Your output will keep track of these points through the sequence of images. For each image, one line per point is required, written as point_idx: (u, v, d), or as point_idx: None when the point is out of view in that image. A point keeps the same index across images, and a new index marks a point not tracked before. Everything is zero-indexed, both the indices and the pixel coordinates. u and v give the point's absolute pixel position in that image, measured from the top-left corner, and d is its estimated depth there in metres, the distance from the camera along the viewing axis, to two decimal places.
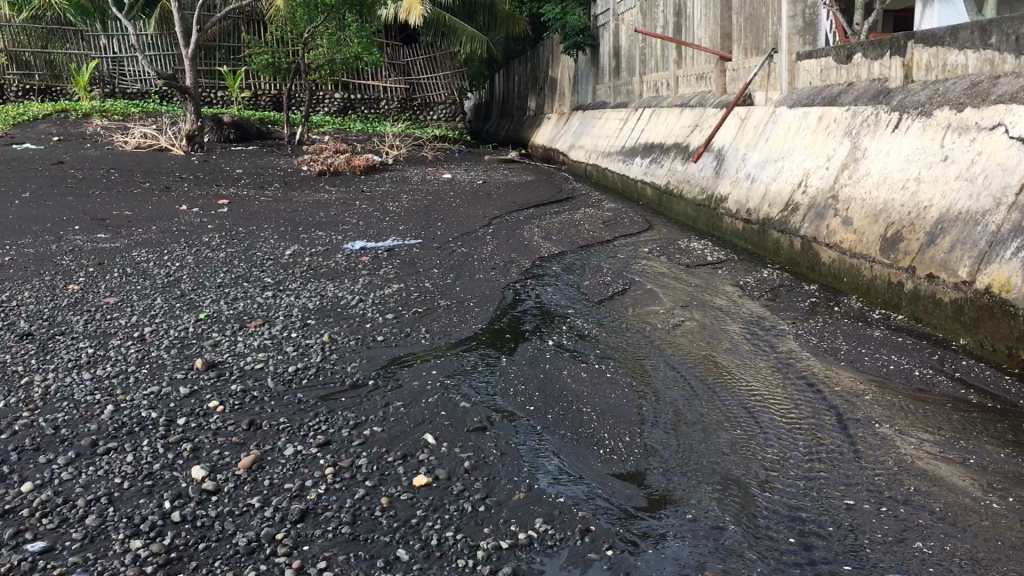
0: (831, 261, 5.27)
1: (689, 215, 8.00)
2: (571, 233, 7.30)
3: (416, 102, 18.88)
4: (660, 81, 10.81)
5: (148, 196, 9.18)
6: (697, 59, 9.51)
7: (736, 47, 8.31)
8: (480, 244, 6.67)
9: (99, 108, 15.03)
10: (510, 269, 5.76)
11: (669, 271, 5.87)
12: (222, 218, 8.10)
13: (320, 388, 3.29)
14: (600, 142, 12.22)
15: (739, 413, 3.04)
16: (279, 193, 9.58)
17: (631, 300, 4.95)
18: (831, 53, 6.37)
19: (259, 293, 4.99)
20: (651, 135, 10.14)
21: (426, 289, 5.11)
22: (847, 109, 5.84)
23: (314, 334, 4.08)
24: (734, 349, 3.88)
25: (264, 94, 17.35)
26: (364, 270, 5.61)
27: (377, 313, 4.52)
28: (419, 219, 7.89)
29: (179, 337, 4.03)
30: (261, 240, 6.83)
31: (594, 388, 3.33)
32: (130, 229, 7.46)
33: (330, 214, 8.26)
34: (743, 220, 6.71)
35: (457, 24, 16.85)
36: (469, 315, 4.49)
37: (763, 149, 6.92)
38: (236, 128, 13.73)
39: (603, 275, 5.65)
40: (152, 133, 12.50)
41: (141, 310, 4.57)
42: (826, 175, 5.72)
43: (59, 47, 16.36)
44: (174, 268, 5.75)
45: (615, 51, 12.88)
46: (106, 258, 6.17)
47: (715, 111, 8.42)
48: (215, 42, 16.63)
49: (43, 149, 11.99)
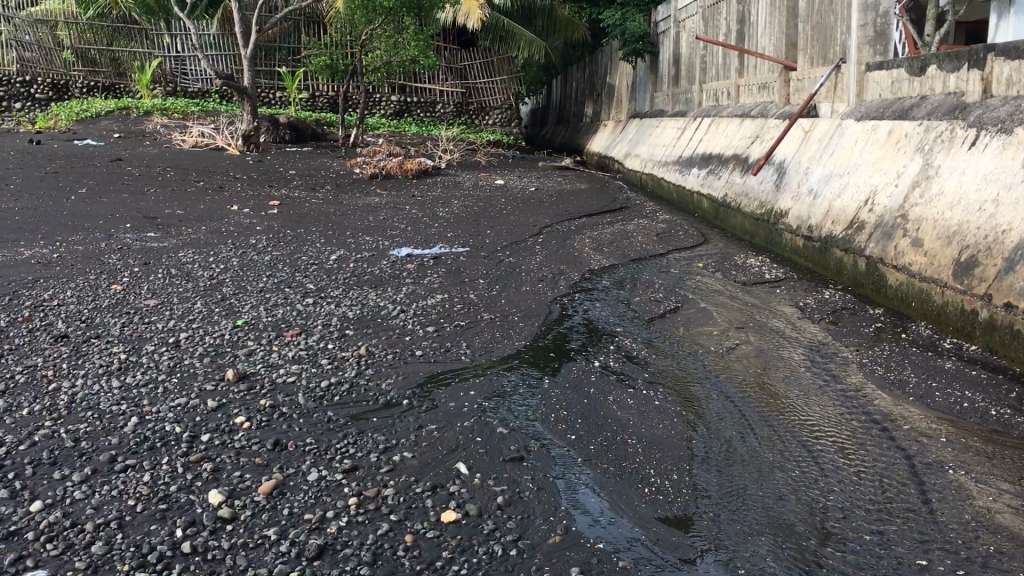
0: (897, 284, 4.99)
1: (747, 229, 7.73)
2: (622, 245, 7.09)
3: (472, 106, 18.80)
4: (721, 90, 10.53)
5: (201, 195, 9.19)
6: (761, 68, 9.21)
7: (801, 57, 8.01)
8: (529, 254, 6.49)
9: (160, 106, 15.21)
10: (558, 282, 5.56)
11: (724, 288, 5.62)
12: (271, 219, 8.04)
13: (352, 406, 3.13)
14: (657, 150, 11.97)
15: (797, 452, 2.81)
16: (330, 196, 9.53)
17: (683, 319, 4.73)
18: (903, 65, 6.06)
19: (300, 299, 4.87)
20: (709, 145, 9.87)
21: (470, 300, 4.95)
22: (919, 124, 5.53)
23: (352, 346, 3.94)
24: (792, 378, 3.64)
25: (321, 95, 17.41)
26: (408, 278, 5.47)
27: (418, 325, 4.37)
28: (469, 226, 7.74)
29: (214, 344, 3.92)
30: (308, 244, 6.74)
31: (641, 416, 3.12)
32: (180, 229, 7.45)
33: (379, 218, 8.16)
34: (804, 237, 6.44)
35: (515, 28, 16.70)
36: (513, 330, 4.32)
37: (827, 163, 6.63)
38: (292, 129, 13.74)
39: (654, 291, 5.43)
40: (209, 132, 12.59)
41: (179, 315, 4.48)
42: (895, 192, 5.43)
43: (123, 45, 16.65)
44: (218, 270, 5.68)
45: (675, 58, 12.61)
46: (152, 258, 6.13)
47: (777, 122, 8.13)
48: (276, 42, 16.76)
49: (103, 145, 12.13)
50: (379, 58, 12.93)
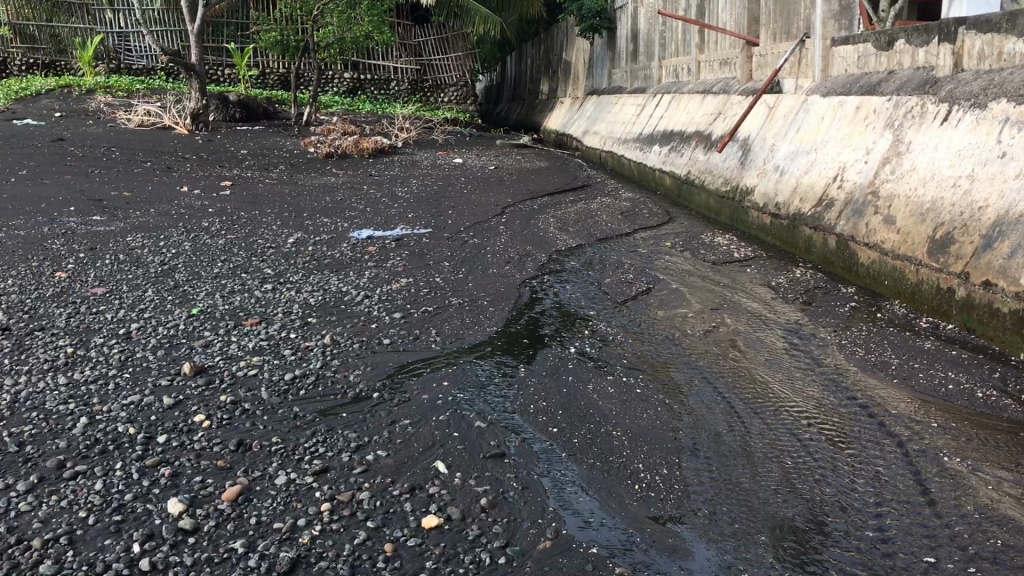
0: (869, 262, 4.92)
1: (712, 207, 7.65)
2: (588, 224, 6.95)
3: (427, 83, 18.48)
4: (681, 66, 10.41)
5: (149, 176, 8.85)
6: (722, 44, 9.10)
7: (764, 32, 7.91)
8: (494, 235, 6.32)
9: (104, 84, 14.69)
10: (526, 264, 5.40)
11: (695, 268, 5.52)
12: (223, 201, 7.75)
13: (319, 401, 2.95)
14: (616, 127, 11.84)
15: (788, 442, 2.70)
16: (284, 176, 9.24)
17: (657, 301, 4.60)
18: (870, 40, 5.98)
19: (259, 285, 4.65)
20: (670, 122, 9.77)
21: (436, 284, 4.77)
22: (888, 99, 5.45)
23: (316, 335, 3.75)
24: (773, 362, 3.55)
25: (272, 73, 16.96)
26: (370, 262, 5.27)
27: (384, 311, 4.19)
28: (429, 207, 7.53)
29: (169, 336, 3.70)
30: (263, 227, 6.49)
31: (624, 406, 2.98)
32: (128, 212, 7.14)
33: (336, 199, 7.91)
34: (771, 215, 6.36)
35: (470, 4, 16.37)
36: (483, 316, 4.15)
37: (793, 139, 6.55)
38: (242, 107, 13.35)
39: (625, 272, 5.30)
40: (155, 111, 12.16)
41: (129, 304, 4.23)
42: (864, 169, 5.36)
43: (64, 20, 16.02)
44: (170, 255, 5.42)
45: (633, 34, 12.46)
46: (99, 244, 5.84)
47: (740, 99, 8.03)
48: (224, 18, 16.26)
49: (44, 125, 11.66)
50: (332, 34, 12.57)
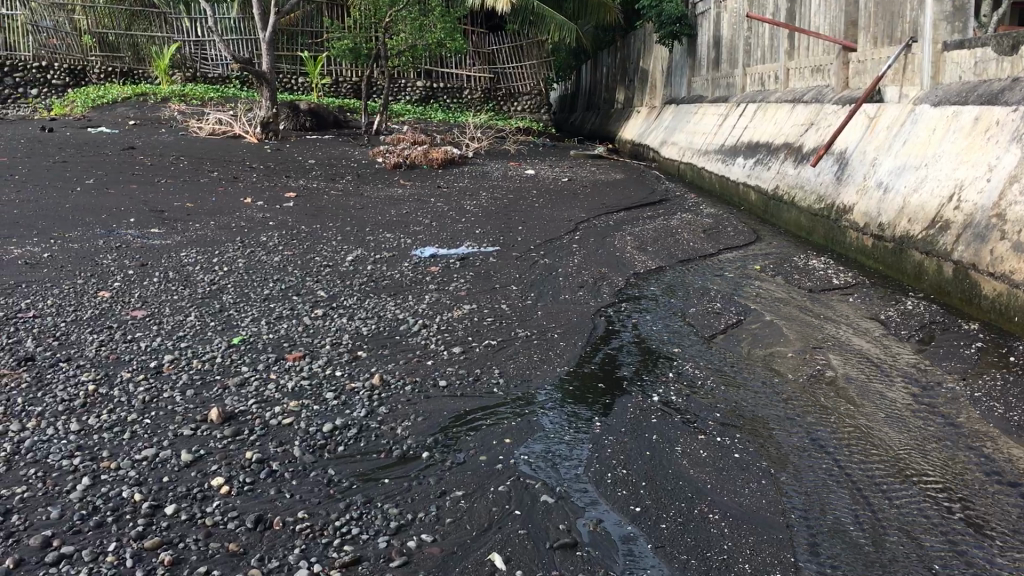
0: (994, 295, 4.27)
1: (804, 226, 7.05)
2: (668, 243, 6.43)
3: (500, 92, 18.13)
4: (768, 73, 9.79)
5: (213, 187, 8.63)
6: (814, 50, 8.47)
7: (864, 35, 7.27)
8: (566, 255, 5.85)
9: (178, 92, 14.69)
10: (601, 289, 4.92)
11: (790, 297, 4.96)
12: (285, 213, 7.45)
13: (358, 461, 2.52)
14: (696, 138, 11.27)
15: (930, 542, 2.15)
16: (350, 187, 8.94)
17: (749, 337, 4.07)
18: (991, 42, 5.31)
19: (308, 311, 4.26)
20: (755, 132, 9.17)
21: (502, 312, 4.32)
22: (1014, 109, 4.78)
23: (364, 375, 3.32)
24: (896, 420, 3.00)
25: (345, 81, 16.81)
26: (431, 284, 4.86)
27: (442, 344, 3.76)
28: (498, 222, 7.11)
29: (201, 372, 3.32)
30: (322, 242, 6.14)
31: (720, 478, 2.47)
32: (187, 224, 6.88)
33: (401, 212, 7.54)
34: (874, 237, 5.75)
35: (546, 11, 16.00)
36: (553, 352, 3.68)
37: (898, 153, 5.92)
38: (312, 116, 13.16)
39: (712, 300, 4.77)
40: (226, 120, 12.03)
41: (167, 330, 3.88)
42: (986, 188, 4.70)
43: (142, 29, 16.15)
44: (221, 274, 5.09)
45: (716, 41, 11.86)
46: (151, 259, 5.55)
47: (836, 108, 7.39)
48: (297, 27, 16.18)
49: (116, 133, 11.63)
50: (403, 41, 12.29)
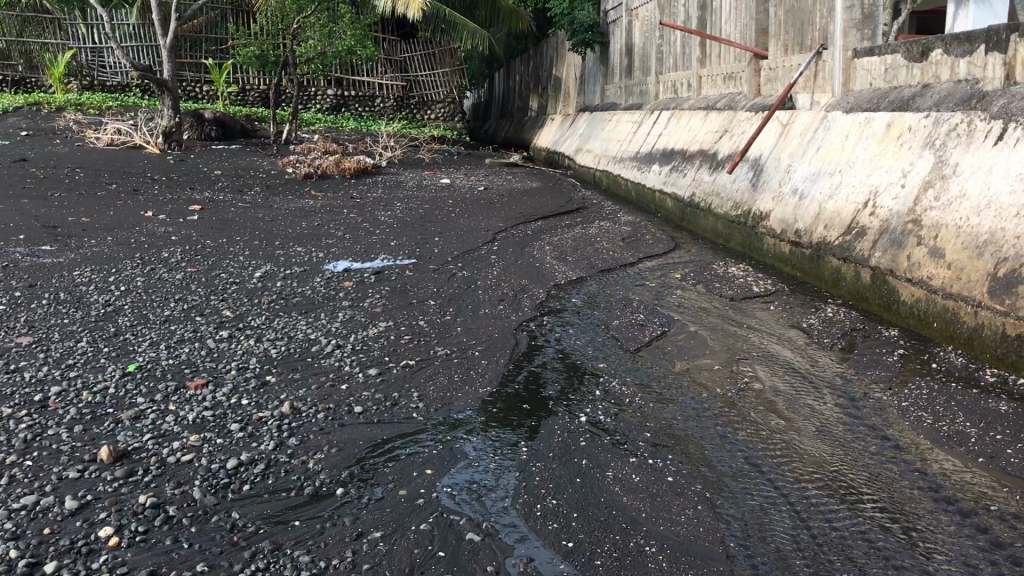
0: (913, 301, 4.28)
1: (721, 233, 7.06)
2: (587, 253, 6.34)
3: (413, 100, 17.91)
4: (680, 81, 9.86)
5: (111, 200, 8.20)
6: (725, 58, 8.54)
7: (774, 43, 7.34)
8: (485, 266, 5.69)
9: (75, 101, 14.01)
10: (521, 302, 4.78)
11: (713, 306, 4.91)
12: (190, 227, 7.10)
13: (266, 502, 2.31)
14: (610, 145, 11.27)
15: (876, 568, 2.06)
16: (259, 199, 8.61)
17: (674, 350, 3.99)
18: (900, 49, 5.39)
19: (213, 333, 3.99)
20: (669, 140, 9.20)
21: (420, 329, 4.14)
22: (926, 115, 4.83)
23: (273, 403, 3.09)
24: (827, 434, 2.94)
25: (253, 89, 16.34)
26: (344, 300, 4.64)
27: (356, 365, 3.55)
28: (414, 233, 6.92)
29: (92, 405, 3.02)
30: (229, 258, 5.85)
31: (655, 505, 2.35)
32: (82, 240, 6.48)
33: (313, 224, 7.28)
34: (791, 244, 5.77)
35: (459, 18, 15.93)
36: (474, 371, 3.52)
37: (812, 159, 5.95)
38: (218, 125, 12.71)
39: (634, 311, 4.68)
40: (126, 129, 11.51)
41: (54, 359, 3.55)
42: (901, 194, 4.73)
43: (34, 36, 15.29)
44: (118, 294, 4.76)
45: (628, 48, 11.90)
46: (41, 278, 5.16)
47: (748, 115, 7.44)
48: (202, 33, 15.66)
49: (7, 144, 11.00)
50: (312, 48, 11.99)
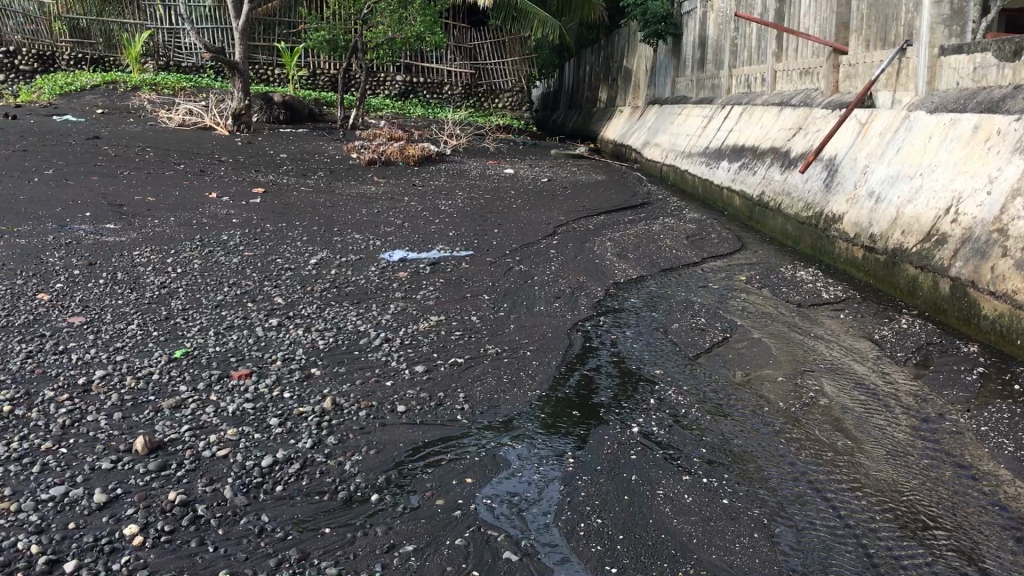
0: (995, 315, 4.01)
1: (791, 235, 6.81)
2: (649, 251, 6.16)
3: (481, 88, 17.81)
4: (754, 75, 9.56)
5: (177, 180, 8.26)
6: (803, 52, 8.23)
7: (856, 39, 7.03)
8: (544, 261, 5.55)
9: (150, 82, 14.24)
10: (578, 300, 4.63)
11: (778, 313, 4.70)
12: (251, 210, 7.11)
13: (298, 505, 2.23)
14: (679, 140, 11.01)
15: None
16: (322, 183, 8.60)
17: (736, 358, 3.81)
18: (992, 47, 5.07)
19: (263, 321, 3.93)
20: (740, 136, 8.92)
21: (472, 324, 4.03)
22: (1017, 118, 4.52)
23: (316, 397, 3.01)
24: (898, 460, 2.74)
25: (323, 74, 16.44)
26: (397, 291, 4.54)
27: (404, 361, 3.45)
28: (473, 224, 6.81)
29: (133, 392, 2.98)
30: (287, 242, 5.82)
31: (707, 531, 2.20)
32: (146, 220, 6.53)
33: (373, 211, 7.23)
34: (865, 249, 5.51)
35: (530, 7, 15.82)
36: (525, 373, 3.39)
37: (891, 161, 5.67)
38: (287, 109, 12.77)
39: (695, 315, 4.50)
40: (197, 110, 11.64)
41: (103, 341, 3.53)
42: (986, 201, 4.44)
43: (114, 15, 15.54)
44: (174, 275, 4.75)
45: (701, 41, 11.60)
46: (101, 257, 5.19)
47: (825, 113, 7.14)
48: (275, 16, 15.79)
49: (83, 122, 11.20)
50: (382, 34, 11.93)
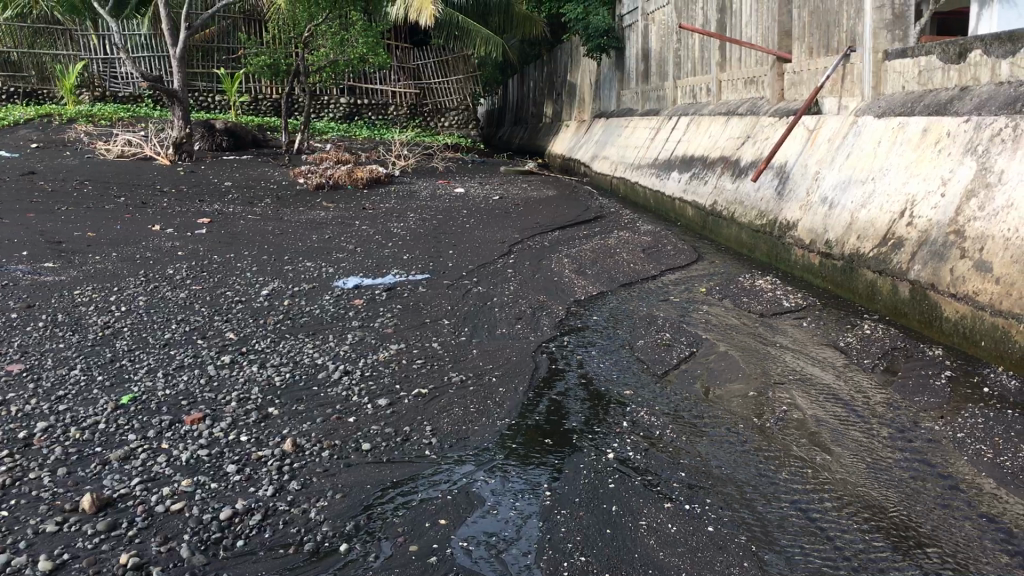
0: (957, 317, 4.00)
1: (746, 243, 6.80)
2: (607, 266, 6.10)
3: (427, 108, 17.72)
4: (699, 85, 9.60)
5: (119, 214, 8.01)
6: (747, 61, 8.28)
7: (799, 46, 7.08)
8: (501, 281, 5.46)
9: (86, 113, 13.89)
10: (540, 320, 4.54)
11: (742, 324, 4.65)
12: (197, 242, 6.90)
13: (263, 561, 2.09)
14: (628, 152, 11.02)
15: None
16: (269, 211, 8.41)
17: (705, 373, 3.74)
18: (936, 51, 5.11)
19: (215, 359, 3.76)
20: (689, 146, 8.94)
21: (434, 351, 3.91)
22: (966, 120, 4.54)
23: (274, 439, 2.86)
24: (879, 473, 2.68)
25: (265, 99, 16.20)
26: (354, 320, 4.40)
27: (365, 395, 3.31)
28: (427, 246, 6.68)
29: (78, 443, 2.80)
30: (236, 274, 5.64)
31: (695, 561, 2.12)
32: (87, 256, 6.29)
33: (324, 237, 7.07)
34: (821, 255, 5.50)
35: (472, 25, 15.85)
36: (493, 401, 3.28)
37: (842, 166, 5.69)
38: (229, 135, 12.53)
39: (659, 330, 4.43)
40: (136, 141, 11.35)
41: (45, 389, 3.33)
42: (941, 204, 4.45)
43: (46, 47, 15.22)
44: (118, 314, 4.54)
45: (644, 53, 11.66)
46: (41, 298, 4.96)
47: (772, 120, 7.17)
48: (213, 42, 15.53)
49: (17, 157, 10.84)
50: (324, 57, 11.78)
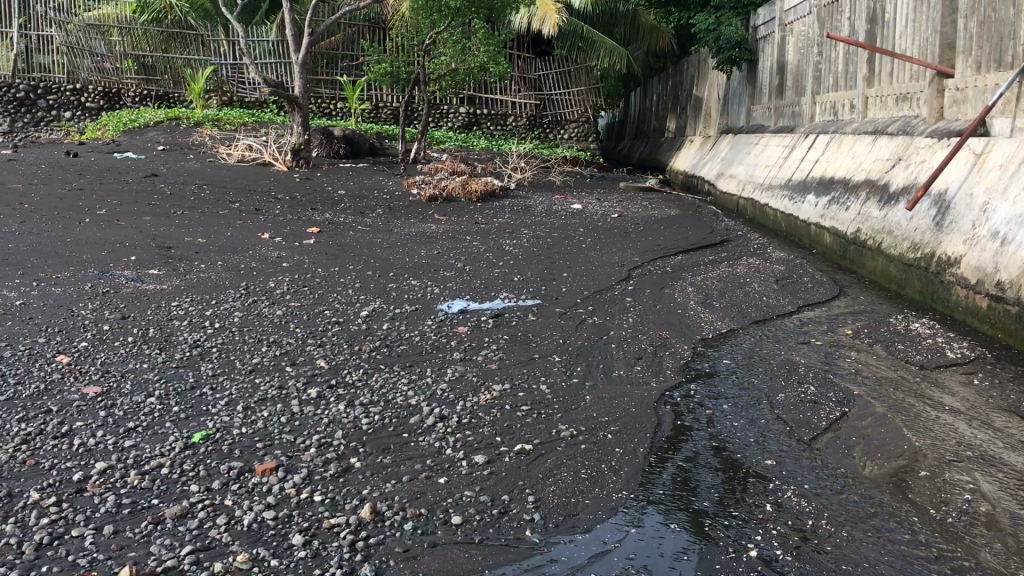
0: None
1: (897, 279, 6.07)
2: (738, 298, 5.52)
3: (547, 119, 17.38)
4: (842, 100, 8.85)
5: (231, 219, 7.89)
6: (900, 76, 7.51)
7: (965, 61, 6.30)
8: (620, 312, 4.95)
9: (212, 117, 14.11)
10: (663, 363, 4.02)
11: (898, 377, 4.01)
12: (304, 253, 6.65)
13: None
14: (757, 170, 10.31)
15: None
16: (380, 221, 8.15)
17: (862, 442, 3.15)
18: None
19: (300, 392, 3.39)
20: (828, 166, 8.20)
21: (543, 396, 3.44)
22: None
23: (351, 501, 2.45)
24: None
25: (385, 106, 16.19)
26: (455, 352, 3.99)
27: (461, 449, 2.87)
28: (541, 267, 6.24)
29: (134, 493, 2.46)
30: (338, 290, 5.33)
31: None
32: (192, 264, 6.13)
33: (433, 252, 6.73)
34: (991, 297, 4.77)
35: (597, 36, 15.48)
36: (609, 467, 2.78)
37: (1017, 197, 4.92)
38: (347, 143, 12.42)
39: (801, 380, 3.85)
40: (256, 146, 11.38)
41: (114, 420, 3.03)
42: None
43: (179, 52, 15.52)
44: (211, 332, 4.28)
45: (780, 66, 10.92)
46: (136, 308, 4.76)
47: (929, 142, 6.40)
48: (337, 50, 15.60)
49: (142, 158, 11.01)
50: (444, 65, 11.58)
